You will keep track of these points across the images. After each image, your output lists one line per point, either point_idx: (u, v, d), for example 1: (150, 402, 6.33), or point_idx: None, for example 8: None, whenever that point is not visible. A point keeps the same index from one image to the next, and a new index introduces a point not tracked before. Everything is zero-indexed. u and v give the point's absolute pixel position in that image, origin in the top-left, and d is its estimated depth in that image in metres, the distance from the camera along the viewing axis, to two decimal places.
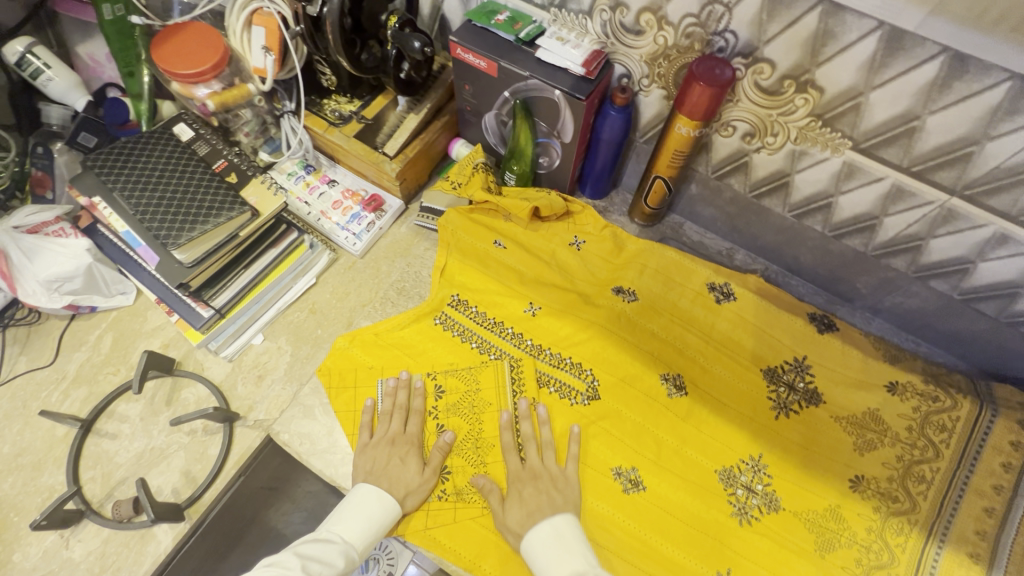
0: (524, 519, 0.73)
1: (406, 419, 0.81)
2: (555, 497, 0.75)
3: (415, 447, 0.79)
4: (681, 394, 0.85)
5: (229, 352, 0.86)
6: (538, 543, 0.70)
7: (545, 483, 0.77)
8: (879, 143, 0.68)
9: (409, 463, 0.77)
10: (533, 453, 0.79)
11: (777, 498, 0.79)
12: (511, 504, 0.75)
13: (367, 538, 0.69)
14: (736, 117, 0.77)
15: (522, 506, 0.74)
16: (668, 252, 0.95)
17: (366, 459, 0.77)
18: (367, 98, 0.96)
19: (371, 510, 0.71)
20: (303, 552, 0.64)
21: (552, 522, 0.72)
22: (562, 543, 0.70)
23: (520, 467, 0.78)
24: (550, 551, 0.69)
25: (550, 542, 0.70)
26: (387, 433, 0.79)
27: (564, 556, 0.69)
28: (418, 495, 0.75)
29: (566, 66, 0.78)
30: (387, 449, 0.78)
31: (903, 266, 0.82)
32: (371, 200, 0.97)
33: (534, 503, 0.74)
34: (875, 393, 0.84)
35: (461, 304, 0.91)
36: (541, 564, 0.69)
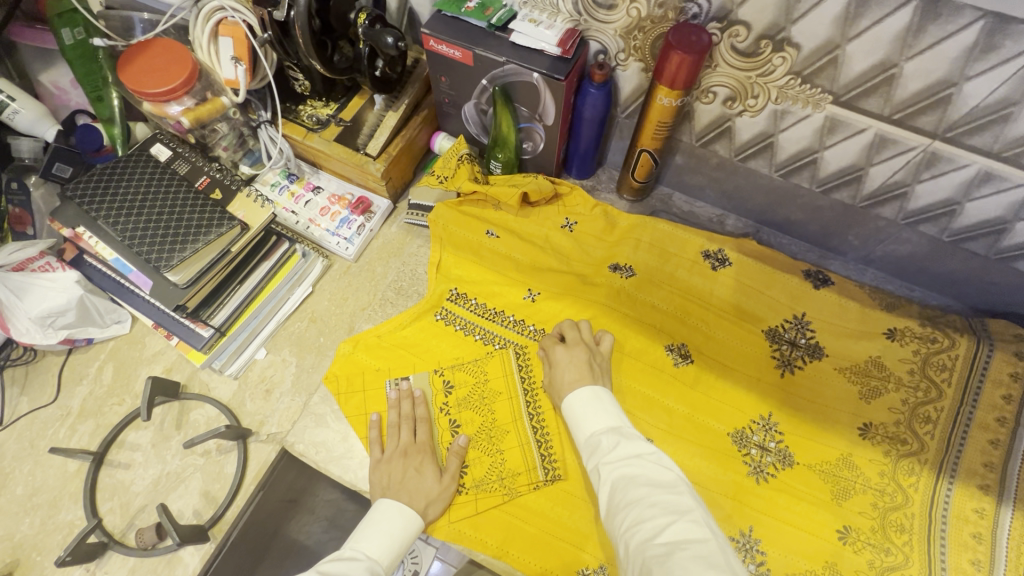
0: (574, 381, 0.74)
1: (416, 427, 0.81)
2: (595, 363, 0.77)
3: (428, 456, 0.79)
4: (687, 362, 0.87)
5: (233, 370, 0.85)
6: (577, 403, 0.71)
7: (587, 352, 0.78)
8: (860, 94, 0.68)
9: (426, 472, 0.77)
10: (570, 329, 0.82)
11: (790, 454, 0.81)
12: (560, 365, 0.77)
13: (390, 553, 0.68)
14: (716, 83, 0.77)
15: (571, 370, 0.76)
16: (660, 225, 0.95)
17: (381, 476, 0.76)
18: (343, 101, 0.96)
19: (394, 524, 0.70)
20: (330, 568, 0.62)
21: (594, 388, 0.72)
22: (599, 403, 0.70)
23: (561, 342, 0.81)
24: (588, 407, 0.70)
25: (588, 403, 0.70)
26: (398, 445, 0.79)
27: (598, 411, 0.69)
28: (439, 504, 0.75)
29: (541, 48, 0.78)
30: (401, 462, 0.77)
31: (892, 215, 0.82)
32: (359, 203, 0.96)
33: (579, 371, 0.75)
34: (875, 342, 0.86)
35: (460, 298, 0.91)
36: (578, 417, 0.70)
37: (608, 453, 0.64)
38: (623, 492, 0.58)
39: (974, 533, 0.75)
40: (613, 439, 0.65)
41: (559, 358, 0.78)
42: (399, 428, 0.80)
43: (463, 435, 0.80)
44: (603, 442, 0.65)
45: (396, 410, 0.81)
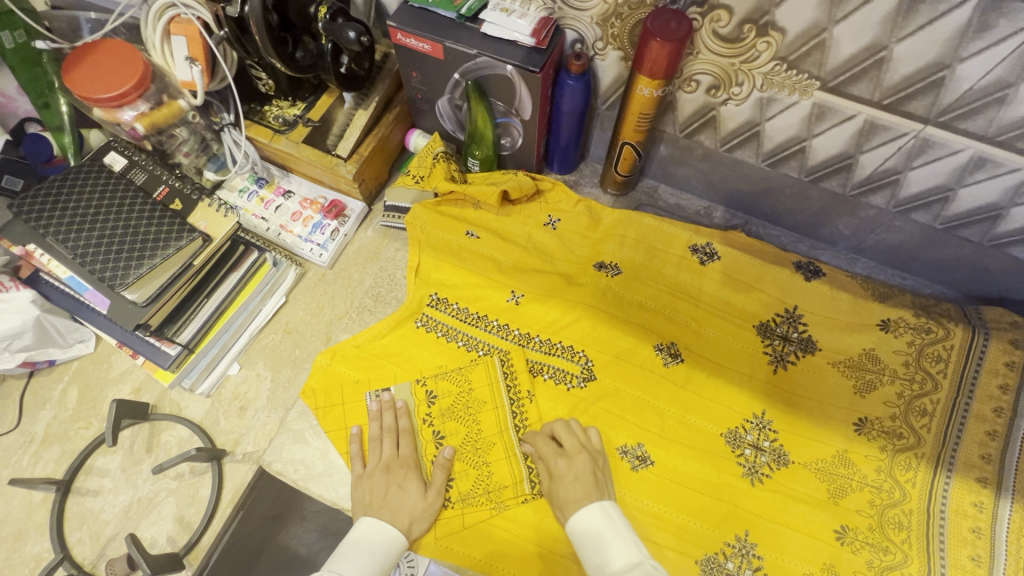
0: (573, 503, 0.69)
1: (398, 440, 0.78)
2: (595, 476, 0.71)
3: (412, 471, 0.76)
4: (677, 361, 0.84)
5: (205, 388, 0.81)
6: (589, 530, 0.66)
7: (590, 461, 0.73)
8: (848, 80, 0.65)
9: (409, 488, 0.74)
10: (565, 434, 0.75)
11: (785, 453, 0.79)
12: (558, 479, 0.72)
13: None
14: (699, 70, 0.73)
15: (575, 487, 0.70)
16: (645, 219, 0.93)
17: (362, 492, 0.73)
18: (310, 99, 0.91)
19: (374, 546, 0.68)
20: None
21: (603, 508, 0.67)
22: (613, 530, 0.65)
23: (558, 450, 0.74)
24: (600, 536, 0.65)
25: (600, 530, 0.66)
26: (380, 459, 0.76)
27: (614, 540, 0.64)
28: (423, 521, 0.73)
29: (514, 39, 0.74)
30: (383, 477, 0.74)
31: (883, 203, 0.80)
32: (332, 206, 0.92)
33: (582, 486, 0.70)
34: (869, 334, 0.84)
35: (441, 302, 0.88)
36: (594, 548, 0.65)
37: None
38: None
39: (974, 528, 0.73)
40: None
41: (559, 469, 0.72)
42: (381, 441, 0.77)
43: (448, 447, 0.77)
44: None
45: (378, 422, 0.78)
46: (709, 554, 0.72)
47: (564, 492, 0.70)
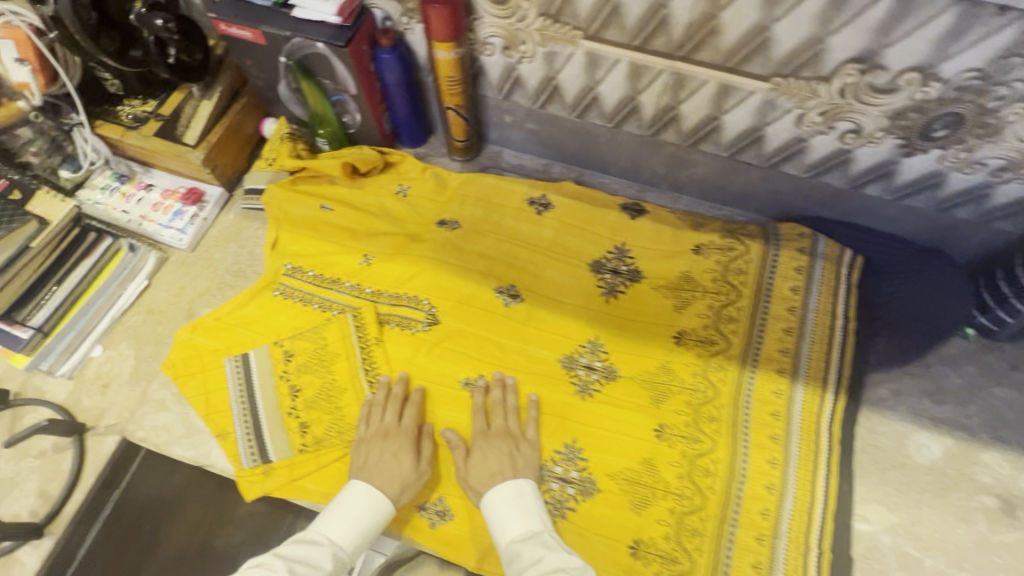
0: (485, 479, 0.75)
1: (401, 410, 0.81)
2: (511, 454, 0.77)
3: (409, 441, 0.79)
4: (517, 301, 0.92)
5: (66, 370, 0.85)
6: (498, 504, 0.72)
7: (513, 441, 0.79)
8: (601, 26, 0.75)
9: (404, 457, 0.77)
10: (497, 416, 0.81)
11: (614, 369, 0.87)
12: (474, 459, 0.77)
13: (355, 538, 0.70)
14: (489, 33, 0.82)
15: (488, 464, 0.76)
16: (486, 179, 1.01)
17: (360, 455, 0.78)
18: (162, 96, 0.96)
19: (363, 509, 0.72)
20: (290, 555, 0.66)
21: (515, 483, 0.74)
22: (521, 504, 0.72)
23: (484, 429, 0.80)
24: (507, 510, 0.72)
25: (511, 503, 0.72)
26: (382, 427, 0.80)
27: (519, 514, 0.71)
28: (412, 489, 0.76)
29: (323, 19, 0.82)
30: (381, 443, 0.78)
31: (676, 139, 0.90)
32: (190, 194, 0.98)
33: (497, 464, 0.76)
34: (684, 259, 0.94)
35: (296, 271, 0.94)
36: (498, 521, 0.71)
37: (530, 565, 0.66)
38: None
39: (772, 411, 0.82)
40: (536, 552, 0.67)
41: (473, 454, 0.78)
42: (384, 410, 0.81)
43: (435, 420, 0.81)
44: (525, 553, 0.67)
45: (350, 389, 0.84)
46: (540, 463, 0.79)
47: (484, 467, 0.76)
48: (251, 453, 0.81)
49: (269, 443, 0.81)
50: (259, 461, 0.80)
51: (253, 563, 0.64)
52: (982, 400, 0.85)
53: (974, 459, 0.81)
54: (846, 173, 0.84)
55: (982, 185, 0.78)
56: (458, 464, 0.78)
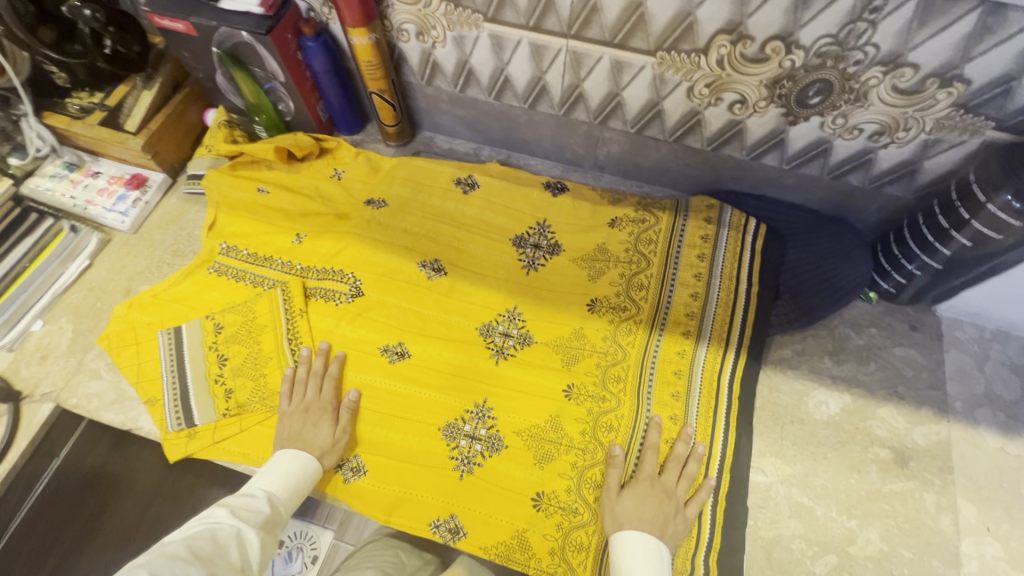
0: (633, 520, 0.72)
1: (321, 385, 0.85)
2: (670, 505, 0.74)
3: (328, 411, 0.82)
4: (440, 274, 0.97)
5: (6, 342, 0.89)
6: (634, 552, 0.69)
7: (665, 492, 0.75)
8: (498, 9, 0.80)
9: (323, 426, 0.81)
10: (670, 471, 0.77)
11: (530, 336, 0.91)
12: (631, 499, 0.74)
13: (287, 489, 0.73)
14: (402, 20, 0.88)
15: (645, 511, 0.73)
16: (415, 161, 1.06)
17: (283, 429, 0.80)
18: (109, 89, 1.02)
19: (290, 466, 0.75)
20: (229, 504, 0.66)
21: (656, 547, 0.70)
22: (653, 564, 0.69)
23: (653, 474, 0.77)
24: (636, 558, 0.69)
25: (644, 557, 0.69)
26: (304, 401, 0.83)
27: (649, 575, 0.67)
28: (332, 456, 0.79)
29: (248, 10, 0.88)
30: (302, 416, 0.81)
31: (587, 117, 0.94)
32: (132, 178, 1.03)
33: (651, 513, 0.73)
34: (602, 232, 0.98)
35: (230, 250, 0.99)
36: (630, 567, 0.68)
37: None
38: None
39: (676, 370, 0.86)
40: None
41: (631, 500, 0.74)
42: (308, 386, 0.84)
43: (354, 391, 0.84)
44: None
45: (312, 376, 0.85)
46: (450, 422, 0.84)
47: (637, 513, 0.73)
48: (177, 418, 0.85)
49: (195, 407, 0.85)
50: (184, 425, 0.84)
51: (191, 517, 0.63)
52: (881, 357, 0.88)
53: (870, 414, 0.84)
54: (743, 144, 0.89)
55: (865, 151, 0.82)
56: (609, 493, 0.76)
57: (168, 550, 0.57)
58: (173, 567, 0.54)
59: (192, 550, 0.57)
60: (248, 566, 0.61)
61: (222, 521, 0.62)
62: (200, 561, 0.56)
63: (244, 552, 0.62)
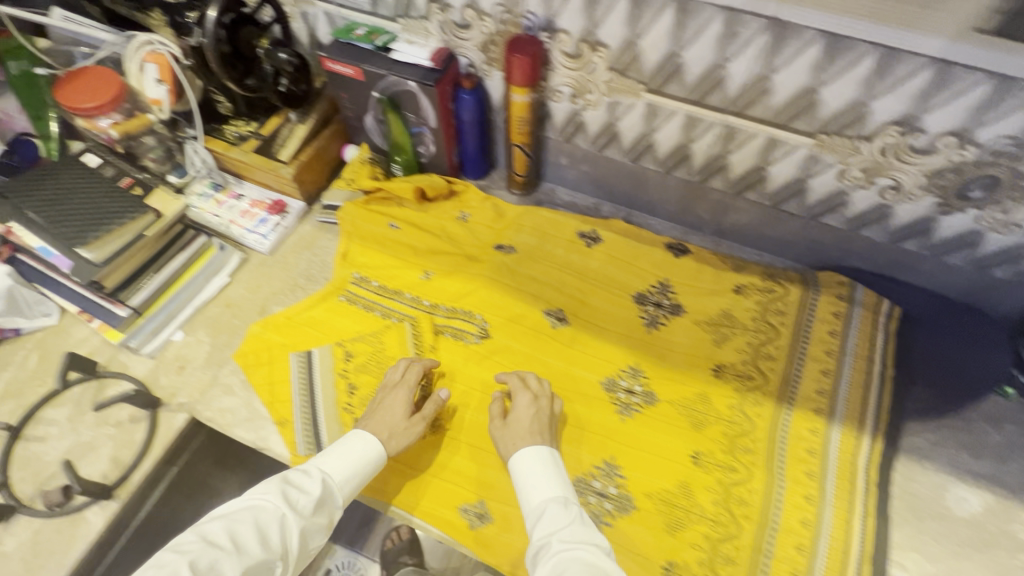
0: (527, 437, 0.78)
1: (409, 367, 0.87)
2: (546, 421, 0.81)
3: (411, 389, 0.84)
4: (563, 324, 0.98)
5: (150, 349, 0.93)
6: (532, 467, 0.76)
7: (544, 410, 0.82)
8: (663, 82, 0.84)
9: (400, 404, 0.83)
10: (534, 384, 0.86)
11: (654, 394, 0.91)
12: (516, 416, 0.81)
13: (351, 473, 0.76)
14: (560, 83, 0.93)
15: (529, 424, 0.80)
16: (541, 212, 1.10)
17: (367, 404, 0.85)
18: (262, 119, 1.10)
19: (356, 449, 0.78)
20: (287, 479, 0.72)
21: (552, 453, 0.77)
22: (555, 473, 0.76)
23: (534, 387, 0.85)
24: (540, 475, 0.75)
25: (541, 466, 0.75)
26: (387, 379, 0.86)
27: (552, 483, 0.74)
28: (402, 438, 0.81)
29: (417, 62, 0.94)
30: (386, 393, 0.84)
31: (723, 186, 0.97)
32: (275, 204, 1.09)
33: (538, 426, 0.80)
34: (725, 297, 0.99)
35: (362, 281, 1.03)
36: (529, 483, 0.74)
37: (561, 528, 0.68)
38: None
39: (807, 448, 0.84)
40: (564, 517, 0.70)
41: (521, 402, 0.82)
42: (393, 363, 0.87)
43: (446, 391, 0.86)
44: (552, 513, 0.70)
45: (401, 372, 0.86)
46: (579, 476, 0.83)
47: (518, 424, 0.80)
48: (308, 443, 0.86)
49: (325, 433, 0.87)
50: (313, 450, 0.85)
51: (254, 486, 0.70)
52: None
53: (1015, 517, 0.81)
54: (884, 227, 0.90)
55: (1019, 247, 0.82)
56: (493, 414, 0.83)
57: (213, 530, 0.63)
58: (215, 550, 0.61)
59: (232, 537, 0.63)
60: (284, 551, 0.66)
61: (270, 503, 0.68)
62: (237, 551, 0.62)
63: (285, 535, 0.67)
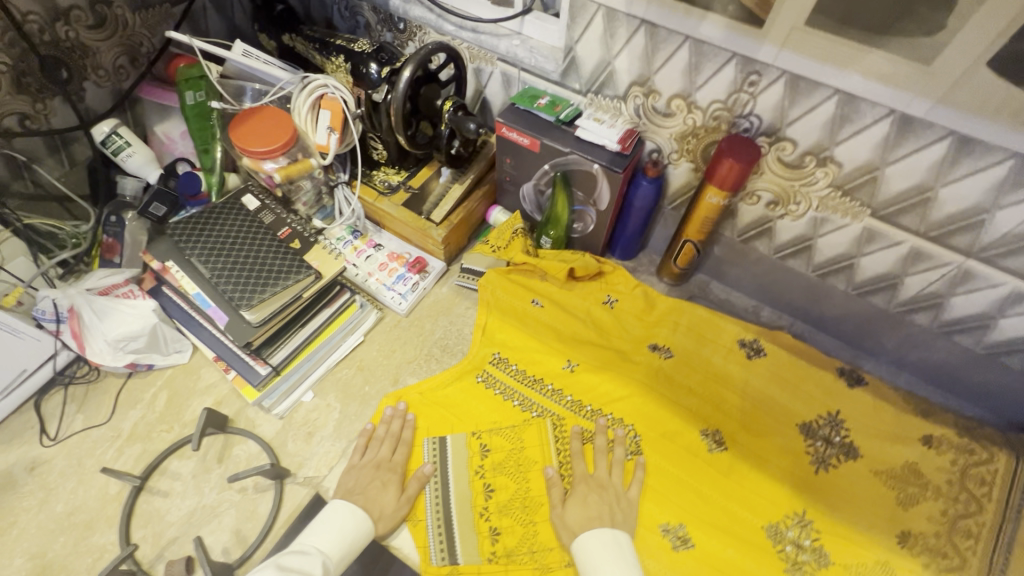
0: (583, 521, 0.76)
1: (394, 446, 0.84)
2: (616, 507, 0.79)
3: (396, 474, 0.82)
4: (721, 449, 0.87)
5: (281, 410, 0.88)
6: (595, 547, 0.73)
7: (607, 497, 0.79)
8: (897, 211, 0.74)
9: (390, 488, 0.80)
10: (599, 465, 0.83)
11: (825, 554, 0.80)
12: (573, 503, 0.79)
13: (342, 550, 0.71)
14: (761, 188, 0.84)
15: (588, 507, 0.78)
16: (697, 310, 0.99)
17: (350, 478, 0.80)
18: (412, 170, 1.05)
19: (347, 525, 0.73)
20: (284, 562, 0.65)
21: (614, 532, 0.74)
22: (620, 552, 0.73)
23: (585, 475, 0.82)
24: (605, 553, 0.72)
25: (609, 545, 0.73)
26: (375, 458, 0.83)
27: (620, 562, 0.71)
28: (390, 521, 0.78)
29: (603, 143, 0.87)
30: (372, 472, 0.81)
31: (926, 322, 0.86)
32: (416, 262, 1.03)
33: (597, 510, 0.77)
34: (911, 447, 0.87)
35: (501, 362, 0.95)
36: (596, 562, 0.71)
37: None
38: None
39: None
40: None
41: (579, 487, 0.80)
42: (386, 428, 0.86)
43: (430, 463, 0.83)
44: None
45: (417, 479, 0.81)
46: None
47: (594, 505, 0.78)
48: (441, 551, 0.78)
49: (459, 543, 0.79)
50: (446, 560, 0.78)
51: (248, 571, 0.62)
52: None
53: None
54: None
55: None
56: (555, 502, 0.80)
57: None
58: None
59: None
60: None
61: None
62: None
63: None
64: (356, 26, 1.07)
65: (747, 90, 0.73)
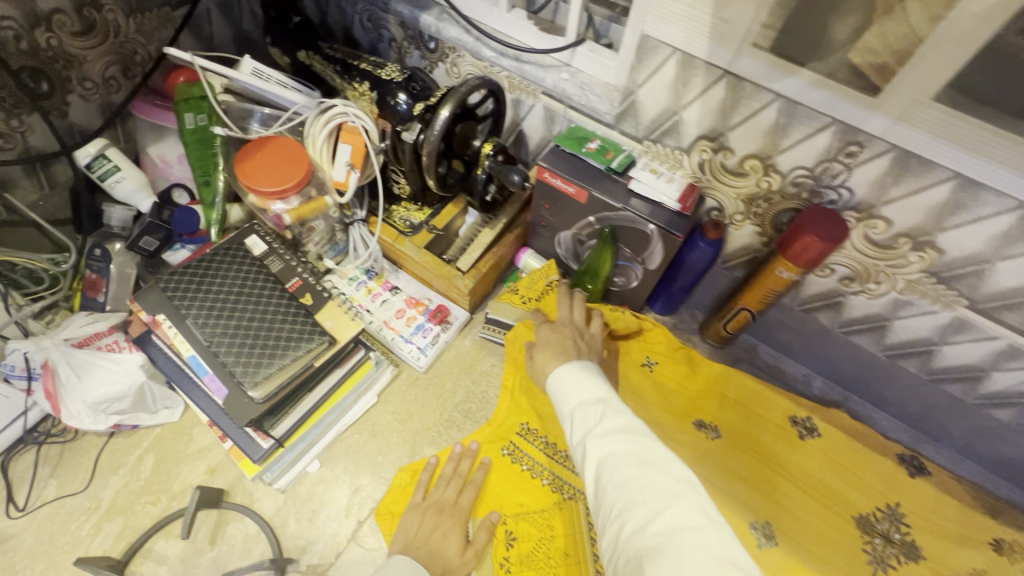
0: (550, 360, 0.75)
1: (461, 488, 0.79)
2: (574, 332, 0.81)
3: (459, 523, 0.75)
4: (772, 545, 0.78)
5: (282, 484, 0.78)
6: (564, 377, 0.64)
7: (571, 330, 0.81)
8: (1000, 307, 0.65)
9: (452, 536, 0.74)
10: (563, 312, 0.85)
11: None
12: (540, 344, 0.79)
13: None
14: (838, 262, 0.74)
15: (547, 352, 0.76)
16: (747, 381, 0.90)
17: (410, 523, 0.74)
18: (437, 207, 0.93)
19: None
20: None
21: (583, 362, 0.64)
22: (589, 374, 0.63)
23: (540, 342, 0.80)
24: (575, 379, 0.63)
25: (575, 372, 0.63)
26: (439, 499, 0.77)
27: (587, 383, 0.61)
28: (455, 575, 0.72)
29: (660, 201, 0.77)
30: (434, 515, 0.75)
31: (1006, 417, 0.78)
32: (437, 310, 0.93)
33: (561, 347, 0.76)
34: (981, 552, 0.79)
35: (531, 433, 0.84)
36: (563, 389, 0.62)
37: (595, 426, 0.55)
38: (611, 474, 0.50)
39: None
40: (598, 411, 0.57)
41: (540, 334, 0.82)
42: (447, 481, 0.79)
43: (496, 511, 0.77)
44: (590, 412, 0.57)
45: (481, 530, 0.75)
46: None
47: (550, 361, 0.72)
48: None
49: None
50: None
51: None
52: None
53: None
54: None
55: None
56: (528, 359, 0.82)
57: None
58: None
59: None
60: None
61: None
62: None
63: None
64: (380, 40, 0.95)
65: (842, 160, 0.63)
